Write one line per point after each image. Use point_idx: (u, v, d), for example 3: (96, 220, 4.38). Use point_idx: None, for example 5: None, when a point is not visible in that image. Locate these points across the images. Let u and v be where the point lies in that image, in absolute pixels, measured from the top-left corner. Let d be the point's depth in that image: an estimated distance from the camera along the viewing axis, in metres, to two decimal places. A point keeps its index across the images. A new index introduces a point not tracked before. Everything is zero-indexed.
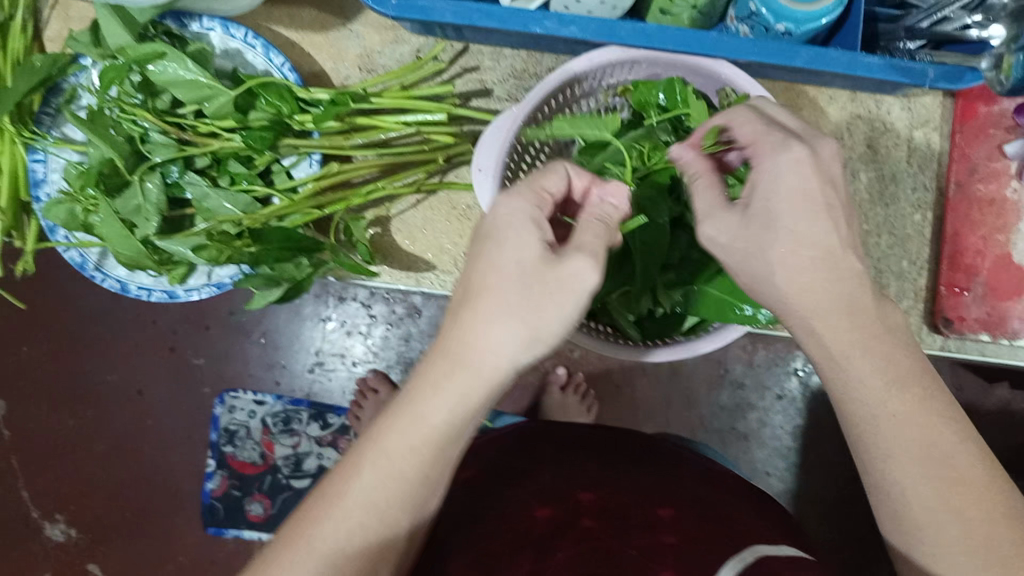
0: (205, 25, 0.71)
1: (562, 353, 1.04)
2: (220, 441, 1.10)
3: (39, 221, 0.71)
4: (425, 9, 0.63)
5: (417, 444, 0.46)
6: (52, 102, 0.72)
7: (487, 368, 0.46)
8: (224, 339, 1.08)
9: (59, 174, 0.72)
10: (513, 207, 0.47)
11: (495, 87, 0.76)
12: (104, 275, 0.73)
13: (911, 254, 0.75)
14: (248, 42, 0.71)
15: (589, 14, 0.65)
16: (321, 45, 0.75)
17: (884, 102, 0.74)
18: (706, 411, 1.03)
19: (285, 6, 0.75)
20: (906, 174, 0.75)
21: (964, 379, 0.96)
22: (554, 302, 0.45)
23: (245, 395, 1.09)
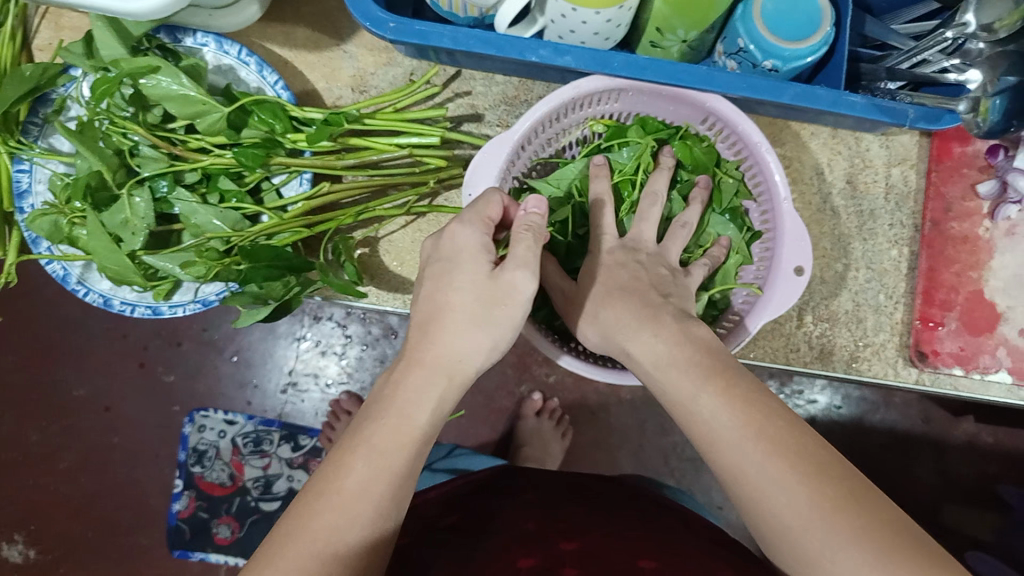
0: (198, 40, 0.71)
1: (537, 378, 1.05)
2: (188, 461, 1.08)
3: (22, 233, 0.70)
4: (424, 34, 0.63)
5: (403, 438, 0.50)
6: (40, 112, 0.72)
7: (459, 370, 0.53)
8: (195, 356, 1.07)
9: (44, 184, 0.71)
10: (467, 237, 0.55)
11: (487, 113, 0.76)
12: (87, 288, 0.71)
13: (888, 288, 0.77)
14: (242, 59, 0.71)
15: (583, 44, 0.66)
16: (315, 64, 0.76)
17: (864, 139, 0.77)
18: (679, 440, 1.04)
19: (279, 24, 0.75)
20: (884, 210, 0.77)
21: (932, 412, 0.98)
22: (508, 310, 0.54)
23: (215, 414, 1.07)
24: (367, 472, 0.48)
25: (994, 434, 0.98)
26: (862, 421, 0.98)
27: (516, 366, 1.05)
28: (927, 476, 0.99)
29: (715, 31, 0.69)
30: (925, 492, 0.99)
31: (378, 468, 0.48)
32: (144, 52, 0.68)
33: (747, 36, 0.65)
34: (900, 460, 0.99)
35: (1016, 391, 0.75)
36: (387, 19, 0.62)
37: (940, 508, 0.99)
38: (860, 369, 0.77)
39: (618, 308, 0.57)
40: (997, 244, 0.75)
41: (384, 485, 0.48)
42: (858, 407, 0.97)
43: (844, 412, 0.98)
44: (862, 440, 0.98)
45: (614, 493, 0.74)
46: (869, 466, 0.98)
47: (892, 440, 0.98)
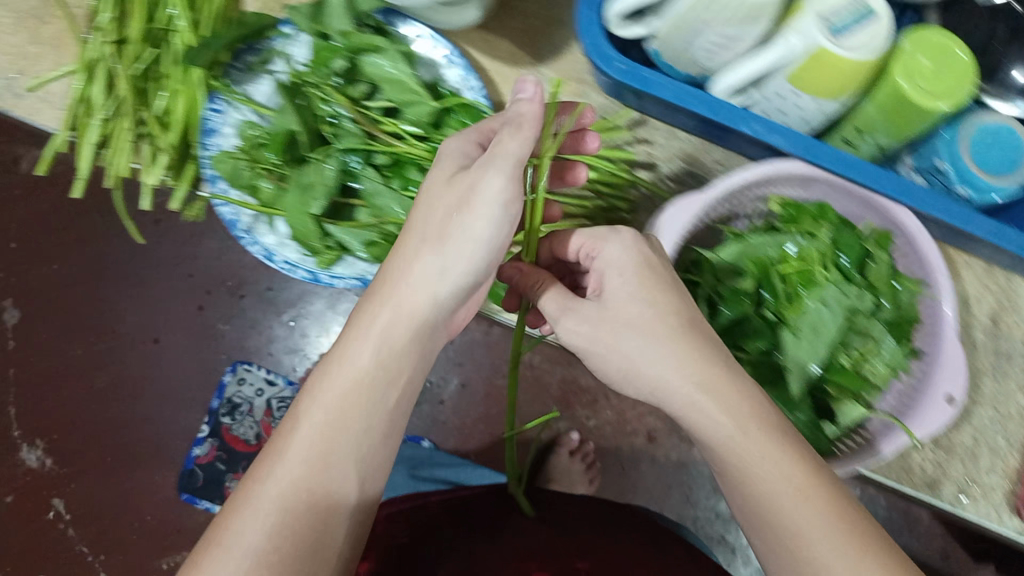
0: (411, 29, 0.72)
1: (576, 418, 1.06)
2: (219, 409, 1.12)
3: (202, 170, 0.70)
4: (648, 81, 0.65)
5: (345, 387, 0.52)
6: (245, 59, 0.73)
7: (444, 284, 0.52)
8: (253, 310, 1.12)
9: (233, 128, 0.72)
10: (436, 186, 0.53)
11: (662, 164, 0.78)
12: (253, 239, 0.72)
13: (1008, 432, 0.77)
14: (449, 57, 0.73)
15: (787, 124, 0.68)
16: (510, 79, 0.77)
17: (1017, 282, 0.78)
18: (700, 514, 1.05)
19: (485, 33, 0.77)
20: (1018, 354, 0.78)
21: (953, 550, 1.00)
22: (462, 221, 0.51)
23: (257, 370, 1.12)
24: (321, 430, 0.51)
25: None
26: None
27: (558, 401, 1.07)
28: None
29: (908, 144, 0.70)
30: None
31: (336, 425, 0.51)
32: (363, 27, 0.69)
33: (949, 159, 0.66)
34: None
35: None
36: (617, 60, 0.64)
37: None
38: (967, 505, 0.77)
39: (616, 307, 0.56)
40: None
41: (321, 449, 0.50)
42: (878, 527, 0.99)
43: None
44: None
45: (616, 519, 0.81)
46: None
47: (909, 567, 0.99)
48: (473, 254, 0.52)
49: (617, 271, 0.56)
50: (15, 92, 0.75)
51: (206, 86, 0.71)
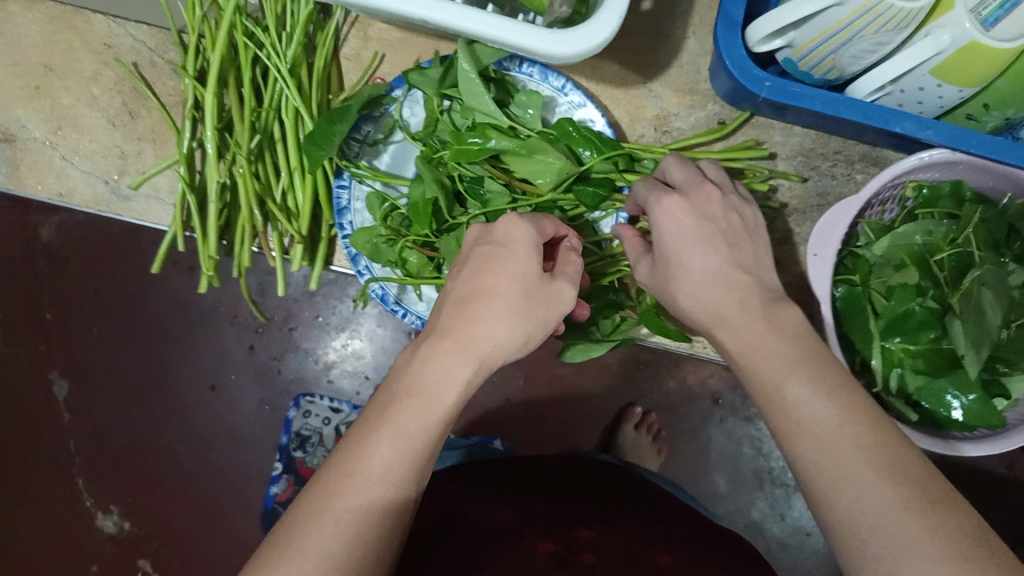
0: (524, 71, 0.71)
1: None
2: (289, 444, 1.10)
3: (345, 250, 0.73)
4: (798, 95, 0.64)
5: (470, 367, 0.53)
6: (362, 129, 0.72)
7: (519, 344, 0.55)
8: None
9: (362, 202, 0.72)
10: (526, 230, 0.57)
11: (784, 162, 0.78)
12: (405, 309, 0.78)
13: None
14: (560, 90, 0.71)
15: (933, 109, 0.69)
16: (620, 100, 0.77)
17: None
18: None
19: (589, 58, 0.76)
20: None
21: None
22: (552, 314, 0.57)
23: (320, 400, 1.09)
24: (394, 451, 0.50)
25: None
26: None
27: None
28: None
29: None
30: None
31: (405, 449, 0.50)
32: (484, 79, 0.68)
33: None
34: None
35: None
36: (764, 79, 0.64)
37: None
38: None
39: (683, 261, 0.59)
40: None
41: (385, 510, 0.48)
42: None
43: None
44: None
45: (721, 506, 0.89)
46: None
47: None
48: (541, 334, 0.57)
49: (670, 224, 0.58)
50: (123, 194, 0.82)
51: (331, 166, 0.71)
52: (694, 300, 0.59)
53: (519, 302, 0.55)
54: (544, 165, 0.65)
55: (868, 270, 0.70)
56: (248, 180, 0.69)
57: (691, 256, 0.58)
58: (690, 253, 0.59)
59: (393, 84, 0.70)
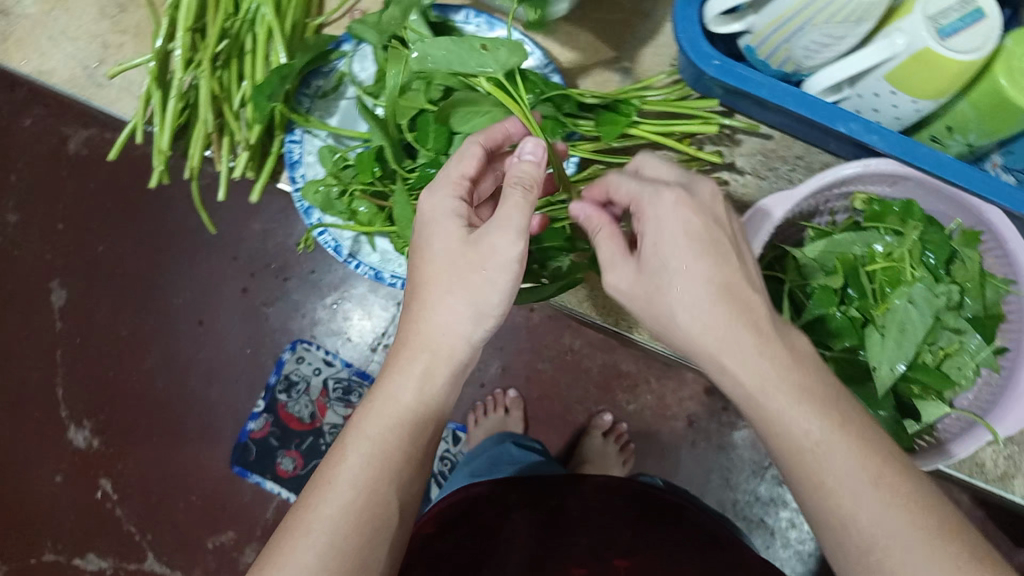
0: (469, 19, 0.73)
1: (616, 402, 1.27)
2: (277, 386, 1.38)
3: (296, 203, 0.73)
4: (744, 79, 0.64)
5: (422, 357, 0.58)
6: (312, 85, 0.73)
7: (471, 318, 0.57)
8: (298, 291, 1.37)
9: (314, 156, 0.73)
10: (438, 204, 0.60)
11: (741, 159, 0.77)
12: (358, 262, 0.73)
13: None
14: (512, 41, 0.73)
15: (896, 120, 0.68)
16: (589, 71, 0.78)
17: None
18: (740, 497, 1.24)
19: (565, 25, 0.77)
20: None
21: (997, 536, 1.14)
22: (490, 274, 0.57)
23: (315, 351, 1.37)
24: (365, 459, 0.55)
25: None
26: None
27: (599, 386, 1.27)
28: None
29: (999, 142, 0.71)
30: None
31: (376, 453, 0.55)
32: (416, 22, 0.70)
33: None
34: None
35: None
36: (713, 57, 0.64)
37: None
38: None
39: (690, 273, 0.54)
40: None
41: (365, 512, 0.54)
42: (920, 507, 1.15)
43: None
44: None
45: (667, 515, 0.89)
46: None
47: None
48: (499, 298, 0.58)
49: (682, 229, 0.54)
50: (97, 81, 0.81)
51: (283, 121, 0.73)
52: (691, 316, 0.53)
53: (452, 281, 0.57)
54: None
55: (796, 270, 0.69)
56: (211, 84, 0.72)
57: (686, 262, 0.53)
58: (697, 286, 0.53)
59: (341, 39, 0.72)
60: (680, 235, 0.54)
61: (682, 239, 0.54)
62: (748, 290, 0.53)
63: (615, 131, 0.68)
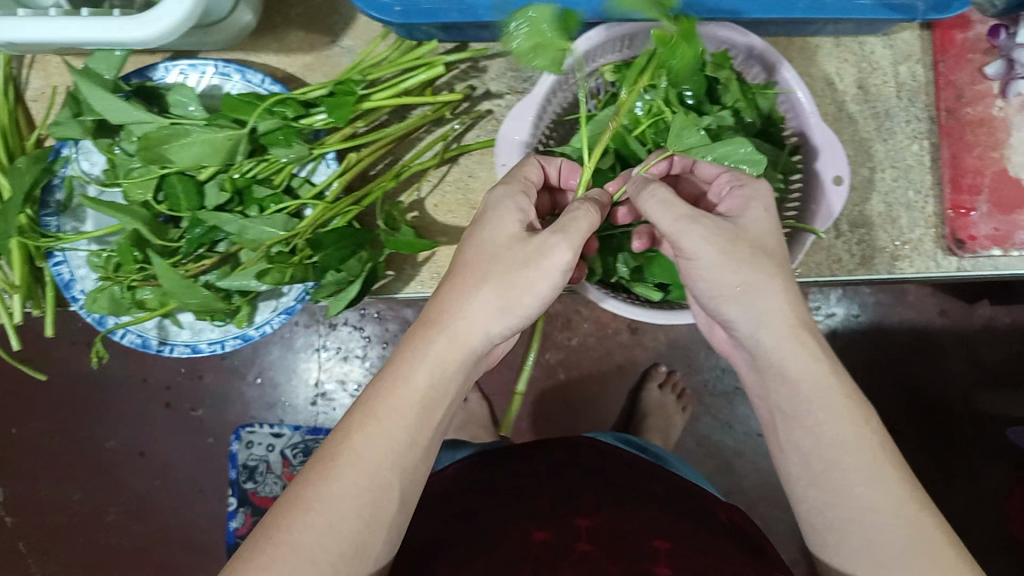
0: (168, 72, 0.70)
1: (557, 343, 1.09)
2: (240, 478, 1.14)
3: (86, 318, 0.70)
4: (432, 12, 0.62)
5: (442, 343, 0.52)
6: (50, 202, 0.70)
7: (504, 312, 0.52)
8: (218, 385, 1.16)
9: (85, 268, 0.71)
10: (501, 194, 0.57)
11: (495, 83, 0.75)
12: (172, 346, 0.71)
13: (916, 183, 0.76)
14: (222, 72, 0.70)
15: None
16: (313, 65, 0.74)
17: (868, 42, 0.76)
18: (708, 376, 1.09)
19: (271, 32, 0.74)
20: (898, 107, 0.76)
21: (948, 305, 1.03)
22: (531, 273, 0.52)
23: (261, 430, 1.14)
24: (367, 439, 0.50)
25: (1011, 314, 1.03)
26: (882, 325, 1.04)
27: (537, 337, 1.09)
28: (960, 367, 1.04)
29: None
30: (957, 379, 1.03)
31: (380, 435, 0.50)
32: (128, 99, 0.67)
33: None
34: (924, 355, 1.04)
35: None
36: (391, 4, 0.61)
37: (975, 397, 1.04)
38: (903, 267, 0.76)
39: (551, 256, 0.52)
40: (1013, 120, 0.75)
41: (367, 495, 0.49)
42: (875, 313, 1.03)
43: (864, 320, 1.04)
44: (887, 342, 1.03)
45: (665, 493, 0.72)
46: (897, 367, 1.04)
47: (916, 338, 1.04)
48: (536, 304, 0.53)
49: (763, 207, 0.55)
50: None
51: (39, 249, 0.70)
52: (467, 318, 0.53)
53: (502, 283, 0.52)
54: (206, 145, 0.64)
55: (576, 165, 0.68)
56: None
57: (482, 270, 0.53)
58: (499, 280, 0.52)
59: (56, 146, 0.69)
60: (503, 244, 0.54)
61: (494, 258, 0.53)
62: (779, 250, 0.55)
63: (346, 109, 0.66)
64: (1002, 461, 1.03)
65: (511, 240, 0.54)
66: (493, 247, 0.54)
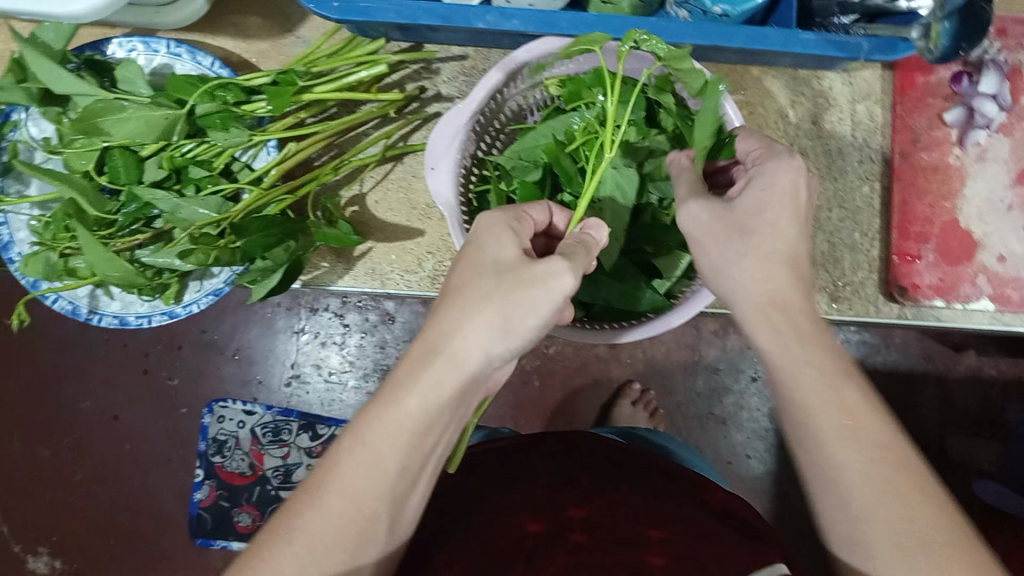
0: (125, 47, 0.72)
1: (536, 350, 1.03)
2: (207, 450, 1.05)
3: (19, 280, 0.72)
4: (369, 11, 0.63)
5: (435, 367, 0.47)
6: None
7: (500, 333, 0.47)
8: (196, 359, 1.05)
9: (25, 231, 0.73)
10: (494, 219, 0.52)
11: (445, 87, 0.77)
12: (100, 316, 0.74)
13: (862, 226, 0.76)
14: (173, 52, 0.71)
15: (531, 6, 0.67)
16: (269, 53, 0.76)
17: (827, 77, 0.75)
18: (682, 398, 1.03)
19: (231, 17, 0.76)
20: (852, 147, 0.75)
21: (932, 349, 0.99)
22: (529, 294, 0.47)
23: (234, 405, 1.05)
24: (360, 463, 0.46)
25: (995, 365, 0.99)
26: (864, 363, 0.99)
27: None
28: (931, 413, 1.00)
29: None
30: (931, 425, 1.00)
31: (371, 458, 0.46)
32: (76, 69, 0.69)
33: None
34: (900, 398, 1.00)
35: (999, 317, 0.74)
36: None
37: (947, 443, 1.00)
38: (841, 309, 0.76)
39: (546, 263, 0.48)
40: (968, 170, 0.75)
41: (356, 523, 0.46)
42: (858, 350, 0.98)
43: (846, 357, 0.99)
44: (864, 380, 0.98)
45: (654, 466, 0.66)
46: None
47: (893, 378, 0.99)
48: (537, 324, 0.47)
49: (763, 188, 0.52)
50: None
51: None
52: (460, 337, 0.47)
53: (496, 299, 0.47)
54: (142, 122, 0.65)
55: (508, 176, 0.68)
56: None
57: (472, 290, 0.48)
58: (494, 298, 0.47)
59: (7, 110, 0.72)
60: (498, 267, 0.49)
61: (487, 276, 0.48)
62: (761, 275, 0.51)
63: (285, 99, 0.66)
64: (974, 512, 0.99)
65: (509, 263, 0.49)
66: (494, 265, 0.49)
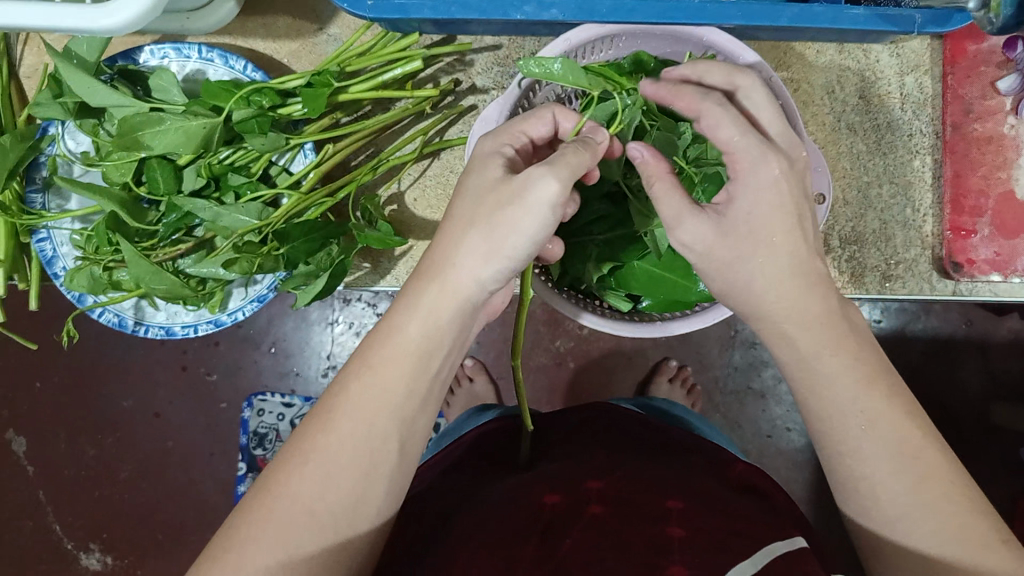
0: (156, 54, 0.71)
1: (571, 332, 1.01)
2: (250, 444, 1.05)
3: (65, 295, 0.72)
4: (403, 7, 0.61)
5: (433, 292, 0.48)
6: (37, 179, 0.72)
7: (489, 257, 0.47)
8: (232, 353, 1.06)
9: (67, 246, 0.73)
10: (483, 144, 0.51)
11: (479, 79, 0.76)
12: (146, 326, 0.75)
13: (915, 201, 0.74)
14: (205, 57, 0.71)
15: None
16: (299, 53, 0.75)
17: (873, 50, 0.73)
18: (719, 373, 1.01)
19: (259, 17, 0.75)
20: (901, 120, 0.73)
21: (974, 314, 0.96)
22: (510, 214, 0.47)
23: (273, 397, 1.05)
24: (362, 397, 0.46)
25: None
26: (904, 332, 0.96)
27: (548, 323, 1.01)
28: (975, 379, 0.97)
29: None
30: (975, 396, 0.97)
31: (375, 392, 0.46)
32: (110, 80, 0.68)
33: None
34: (942, 368, 0.97)
35: None
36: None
37: (993, 410, 0.97)
38: (893, 288, 0.74)
39: (538, 179, 0.46)
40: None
41: (364, 451, 0.45)
42: (897, 319, 0.96)
43: (885, 327, 0.97)
44: (904, 350, 0.96)
45: (679, 441, 0.65)
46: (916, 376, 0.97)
47: (935, 346, 0.96)
48: (528, 246, 0.47)
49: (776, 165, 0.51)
50: None
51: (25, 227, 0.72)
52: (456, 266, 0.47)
53: (486, 228, 0.47)
54: (181, 133, 0.64)
55: None
56: None
57: (462, 218, 0.48)
58: (477, 226, 0.47)
59: (44, 125, 0.71)
60: (479, 191, 0.48)
61: (475, 199, 0.48)
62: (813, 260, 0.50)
63: (321, 101, 0.64)
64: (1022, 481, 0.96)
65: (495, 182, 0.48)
66: (472, 188, 0.49)
